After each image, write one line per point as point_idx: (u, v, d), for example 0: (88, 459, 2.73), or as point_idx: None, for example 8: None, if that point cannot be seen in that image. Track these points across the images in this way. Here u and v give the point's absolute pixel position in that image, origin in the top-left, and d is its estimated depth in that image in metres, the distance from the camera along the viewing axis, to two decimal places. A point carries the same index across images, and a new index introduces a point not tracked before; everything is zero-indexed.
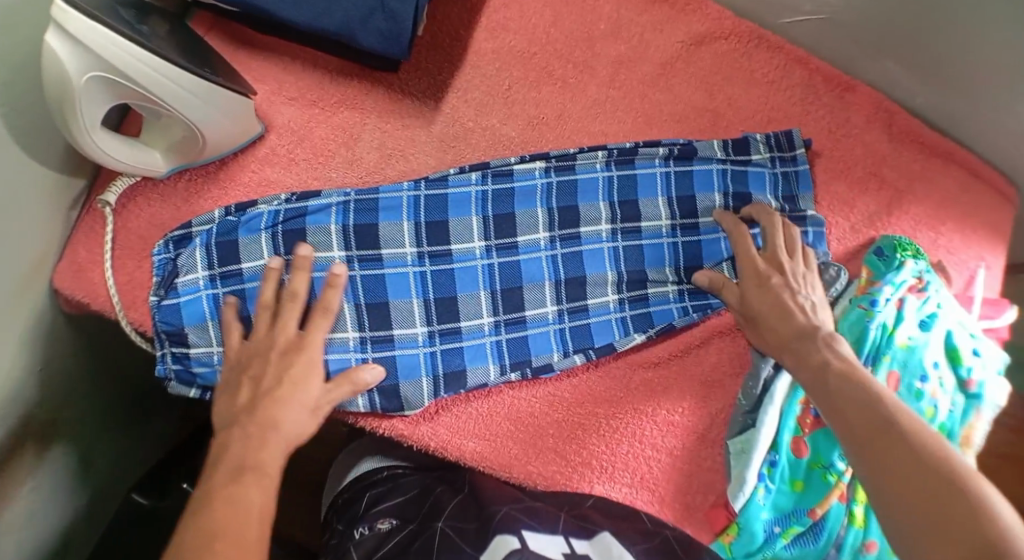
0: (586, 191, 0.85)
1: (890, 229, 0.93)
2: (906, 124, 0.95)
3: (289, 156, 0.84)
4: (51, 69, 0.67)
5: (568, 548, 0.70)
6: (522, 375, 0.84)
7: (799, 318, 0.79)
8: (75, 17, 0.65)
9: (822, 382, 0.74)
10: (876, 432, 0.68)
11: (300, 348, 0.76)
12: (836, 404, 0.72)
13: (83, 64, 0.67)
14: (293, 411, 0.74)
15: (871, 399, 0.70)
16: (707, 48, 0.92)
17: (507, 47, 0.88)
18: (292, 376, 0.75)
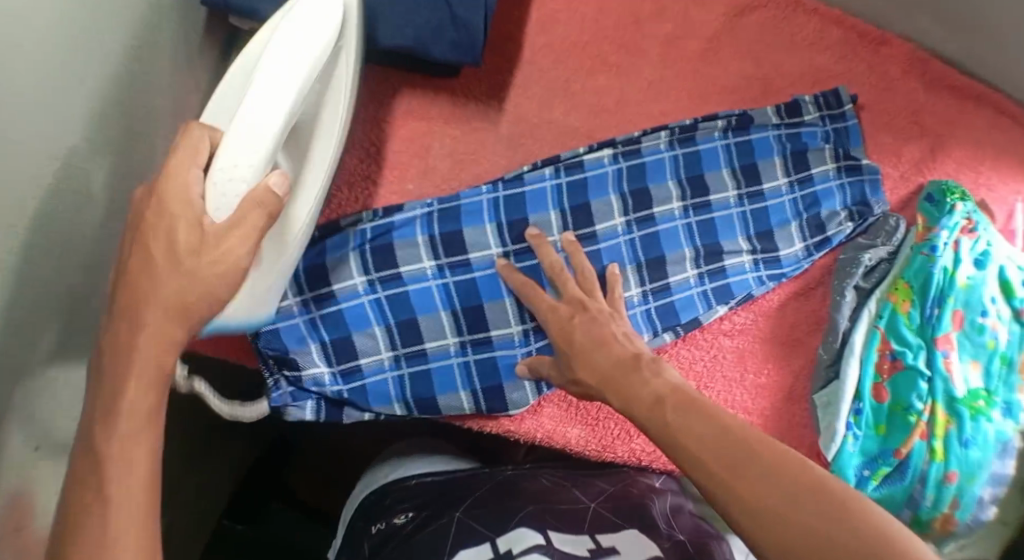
0: (655, 172, 0.88)
1: (936, 173, 0.96)
2: (939, 71, 0.97)
3: (364, 174, 0.85)
4: (286, 39, 0.65)
5: (593, 544, 0.73)
6: (675, 335, 0.87)
7: (614, 342, 0.74)
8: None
9: (659, 418, 0.65)
10: (730, 465, 0.58)
11: (179, 210, 0.58)
12: (680, 443, 0.62)
13: (319, 40, 0.67)
14: (196, 280, 0.57)
15: (715, 431, 0.61)
16: (750, 18, 0.94)
17: (557, 39, 0.91)
18: (172, 237, 0.57)
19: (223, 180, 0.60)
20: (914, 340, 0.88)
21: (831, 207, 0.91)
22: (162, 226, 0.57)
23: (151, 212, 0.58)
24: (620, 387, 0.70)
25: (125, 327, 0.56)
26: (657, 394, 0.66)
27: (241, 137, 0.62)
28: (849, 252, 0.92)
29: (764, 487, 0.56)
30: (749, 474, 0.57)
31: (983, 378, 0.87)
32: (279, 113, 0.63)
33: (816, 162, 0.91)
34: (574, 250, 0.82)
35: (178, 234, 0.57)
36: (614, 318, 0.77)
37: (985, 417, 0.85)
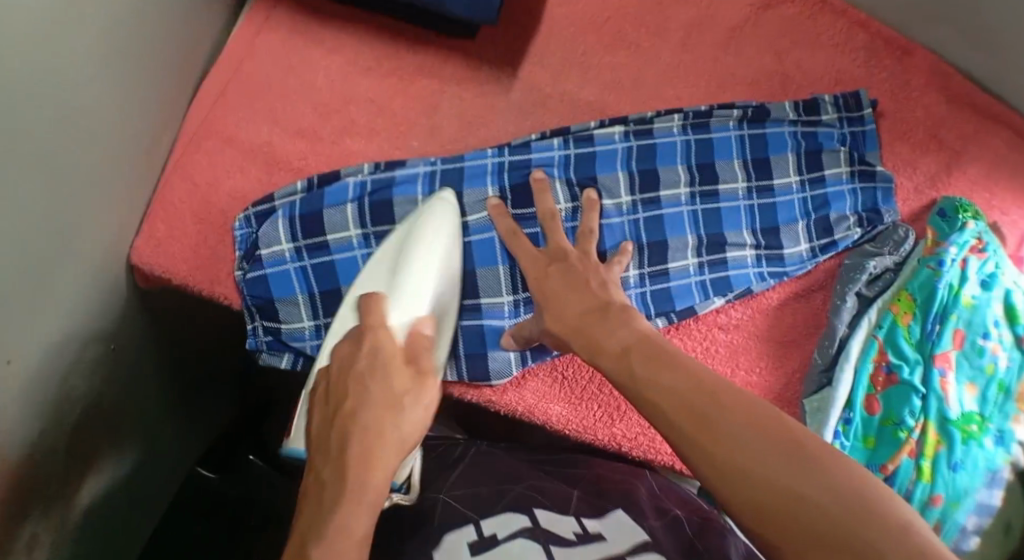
0: (664, 155, 0.86)
1: (950, 190, 0.93)
2: (960, 87, 0.95)
3: (368, 127, 0.86)
4: (430, 228, 0.79)
5: (579, 527, 0.69)
6: (667, 322, 0.86)
7: (591, 292, 0.74)
8: (452, 201, 0.81)
9: (627, 370, 0.65)
10: (694, 416, 0.59)
11: (388, 354, 0.70)
12: (645, 395, 0.63)
13: (450, 236, 0.80)
14: (397, 419, 0.65)
15: (689, 382, 0.61)
16: (773, 12, 0.94)
17: (580, 12, 0.91)
18: (380, 383, 0.67)
19: (398, 322, 0.74)
20: (912, 354, 0.85)
21: (841, 210, 0.89)
22: (378, 375, 0.68)
23: (354, 371, 0.68)
24: (589, 336, 0.71)
25: (343, 452, 0.62)
26: (625, 345, 0.67)
27: (406, 298, 0.75)
28: (855, 257, 0.90)
29: (730, 431, 0.57)
30: (712, 414, 0.59)
31: (979, 402, 0.85)
32: (427, 295, 0.76)
33: (829, 164, 0.90)
34: (591, 209, 0.82)
35: (388, 379, 0.67)
36: (592, 268, 0.77)
37: (977, 443, 0.83)
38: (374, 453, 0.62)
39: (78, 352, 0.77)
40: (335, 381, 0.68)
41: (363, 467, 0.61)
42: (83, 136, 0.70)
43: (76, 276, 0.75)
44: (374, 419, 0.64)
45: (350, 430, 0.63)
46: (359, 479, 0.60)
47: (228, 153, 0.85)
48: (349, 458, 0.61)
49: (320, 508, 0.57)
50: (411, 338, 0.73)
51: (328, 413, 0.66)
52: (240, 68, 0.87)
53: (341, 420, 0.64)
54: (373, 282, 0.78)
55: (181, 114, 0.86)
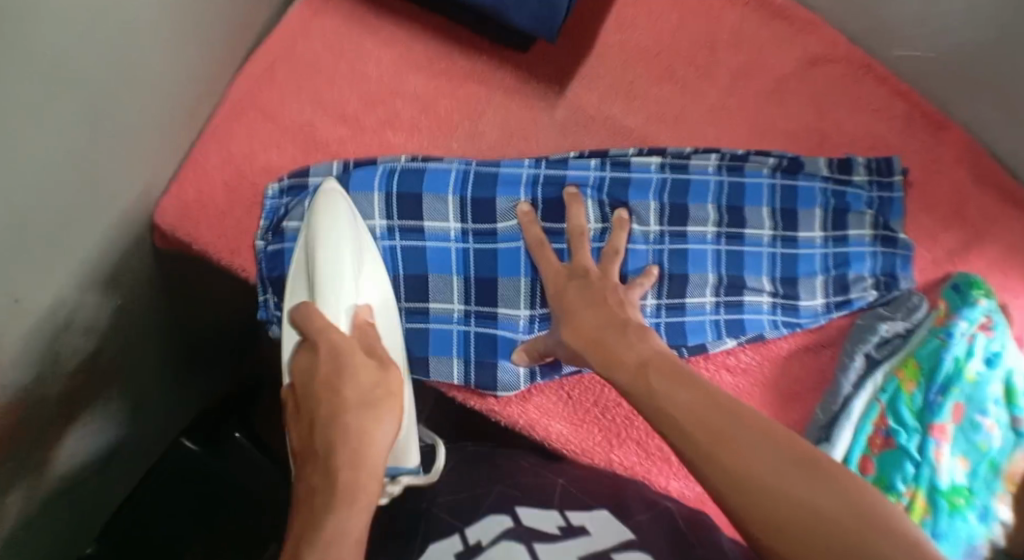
0: (697, 192, 0.87)
1: (966, 266, 0.94)
2: (990, 170, 0.97)
3: (411, 123, 0.87)
4: (325, 214, 0.76)
5: (563, 522, 0.72)
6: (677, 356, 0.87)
7: (613, 312, 0.75)
8: (337, 185, 0.80)
9: (643, 386, 0.66)
10: (714, 433, 0.60)
11: (344, 349, 0.69)
12: (665, 412, 0.63)
13: (348, 215, 0.78)
14: (379, 418, 0.66)
15: (705, 398, 0.63)
16: (820, 70, 0.96)
17: (634, 42, 0.93)
18: (356, 383, 0.67)
19: (340, 320, 0.73)
20: (912, 422, 0.86)
21: (859, 271, 0.91)
22: (345, 370, 0.67)
23: (319, 378, 0.67)
24: (607, 349, 0.71)
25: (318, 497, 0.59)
26: (643, 359, 0.68)
27: (338, 292, 0.74)
28: (868, 318, 0.91)
29: (750, 446, 0.59)
30: (729, 428, 0.60)
31: (969, 476, 0.86)
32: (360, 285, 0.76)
33: (854, 225, 0.91)
34: (620, 230, 0.83)
35: (357, 375, 0.67)
36: (610, 288, 0.78)
37: (962, 517, 0.84)
38: (360, 451, 0.63)
39: (92, 302, 0.77)
40: (301, 393, 0.68)
41: (356, 470, 0.61)
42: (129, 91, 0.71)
43: (99, 228, 0.75)
44: (361, 422, 0.65)
45: (333, 438, 0.63)
46: (348, 478, 0.60)
47: (268, 128, 0.86)
48: (337, 462, 0.61)
49: (314, 511, 0.58)
50: (355, 327, 0.74)
51: (305, 433, 0.66)
52: (293, 48, 0.88)
53: (322, 424, 0.65)
54: (302, 292, 0.76)
55: (228, 84, 0.87)
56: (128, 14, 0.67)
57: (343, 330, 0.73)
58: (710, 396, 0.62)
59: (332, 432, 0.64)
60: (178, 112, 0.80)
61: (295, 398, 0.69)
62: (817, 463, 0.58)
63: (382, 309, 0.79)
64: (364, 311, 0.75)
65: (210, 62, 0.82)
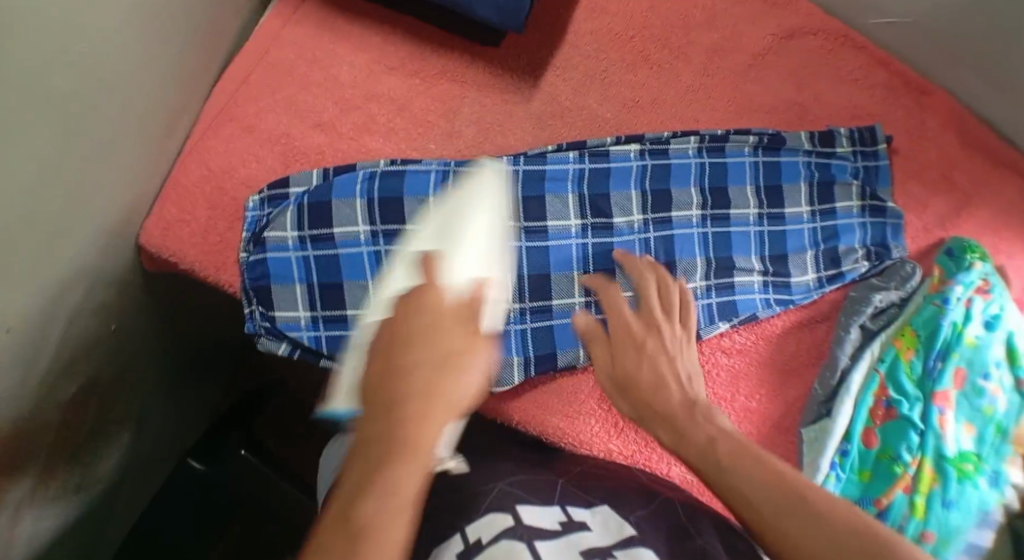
0: (678, 176, 0.87)
1: (959, 230, 0.93)
2: (976, 131, 0.96)
3: (388, 125, 0.87)
4: (478, 199, 0.71)
5: (564, 517, 0.71)
6: None
7: (675, 390, 0.76)
8: (499, 173, 0.75)
9: (709, 456, 0.67)
10: (783, 511, 0.60)
11: (443, 308, 0.59)
12: (733, 489, 0.64)
13: (500, 199, 0.74)
14: (462, 365, 0.57)
15: (766, 475, 0.63)
16: (796, 42, 0.95)
17: (605, 29, 0.92)
18: (439, 339, 0.57)
19: (452, 282, 0.62)
20: (912, 391, 0.86)
21: (850, 243, 0.90)
22: (435, 331, 0.58)
23: (405, 331, 0.57)
24: (668, 419, 0.74)
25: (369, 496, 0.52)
26: (713, 436, 0.69)
27: (455, 259, 0.64)
28: (861, 290, 0.90)
29: (812, 504, 0.60)
30: (783, 503, 0.60)
31: (975, 442, 0.85)
32: (480, 258, 0.66)
33: (841, 197, 0.90)
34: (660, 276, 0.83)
35: (444, 334, 0.58)
36: (678, 351, 0.79)
37: (972, 483, 0.83)
38: (428, 413, 0.55)
39: (81, 327, 0.77)
40: (389, 337, 0.58)
41: (420, 425, 0.54)
42: (104, 112, 0.71)
43: (85, 253, 0.75)
44: (428, 378, 0.56)
45: (399, 394, 0.55)
46: (409, 437, 0.54)
47: (246, 141, 0.86)
48: (404, 415, 0.54)
49: (369, 467, 0.53)
50: (463, 298, 0.61)
51: (383, 360, 0.57)
52: (265, 59, 0.88)
53: (391, 371, 0.56)
54: (433, 243, 0.68)
55: (203, 100, 0.87)
56: (99, 34, 0.67)
57: (453, 293, 0.61)
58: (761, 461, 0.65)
59: (403, 402, 0.55)
60: (155, 131, 0.80)
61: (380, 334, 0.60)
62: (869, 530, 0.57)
63: (495, 298, 0.68)
64: (484, 286, 0.64)
65: (184, 79, 0.82)
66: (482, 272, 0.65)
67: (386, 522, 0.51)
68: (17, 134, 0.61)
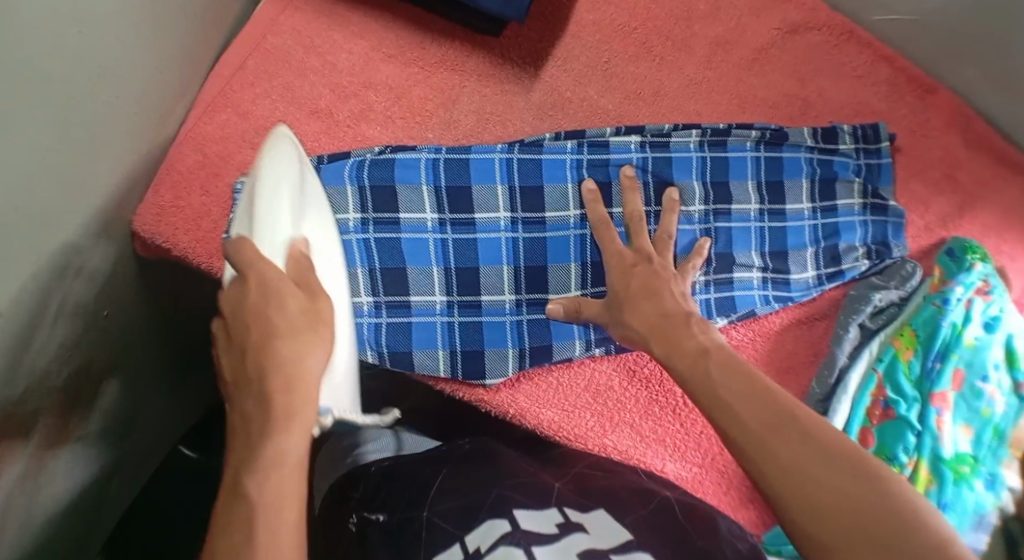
0: (680, 167, 0.86)
1: (961, 231, 0.92)
2: (980, 130, 0.95)
3: (385, 114, 0.86)
4: (270, 166, 0.73)
5: (562, 520, 0.70)
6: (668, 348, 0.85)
7: (669, 301, 0.74)
8: (291, 133, 0.77)
9: (702, 372, 0.67)
10: (772, 426, 0.61)
11: (270, 280, 0.62)
12: (719, 398, 0.64)
13: (296, 163, 0.75)
14: (309, 345, 0.61)
15: (761, 394, 0.63)
16: (800, 38, 0.94)
17: (608, 19, 0.91)
18: (282, 309, 0.61)
19: (274, 256, 0.68)
20: (911, 391, 0.85)
21: (851, 240, 0.89)
22: (274, 298, 0.62)
23: (245, 306, 0.61)
24: (669, 337, 0.71)
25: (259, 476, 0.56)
26: (702, 348, 0.68)
27: (272, 226, 0.69)
28: (860, 288, 0.89)
29: (804, 422, 0.61)
30: (769, 415, 0.62)
31: (973, 444, 0.84)
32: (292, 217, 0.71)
33: (843, 194, 0.90)
34: (672, 210, 0.83)
35: (284, 303, 0.62)
36: (674, 279, 0.77)
37: (968, 485, 0.82)
38: (294, 386, 0.59)
39: (74, 311, 0.76)
40: (230, 318, 0.62)
41: (290, 394, 0.59)
42: (100, 94, 0.70)
43: (80, 237, 0.74)
44: (294, 351, 0.60)
45: (266, 368, 0.59)
46: (286, 406, 0.58)
47: (242, 127, 0.85)
48: (271, 389, 0.59)
49: (251, 444, 0.57)
50: (294, 262, 0.67)
51: (234, 353, 0.62)
52: (262, 43, 0.87)
53: (254, 351, 0.60)
54: (243, 225, 0.72)
55: (199, 84, 0.86)
56: (92, 16, 0.66)
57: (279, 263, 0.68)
58: (750, 380, 0.64)
59: (268, 363, 0.59)
60: (151, 114, 0.79)
61: (225, 325, 0.63)
62: (855, 455, 0.60)
63: (321, 251, 0.75)
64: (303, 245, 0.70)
65: (181, 61, 0.81)
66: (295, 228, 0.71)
67: (274, 485, 0.56)
68: (8, 113, 0.60)
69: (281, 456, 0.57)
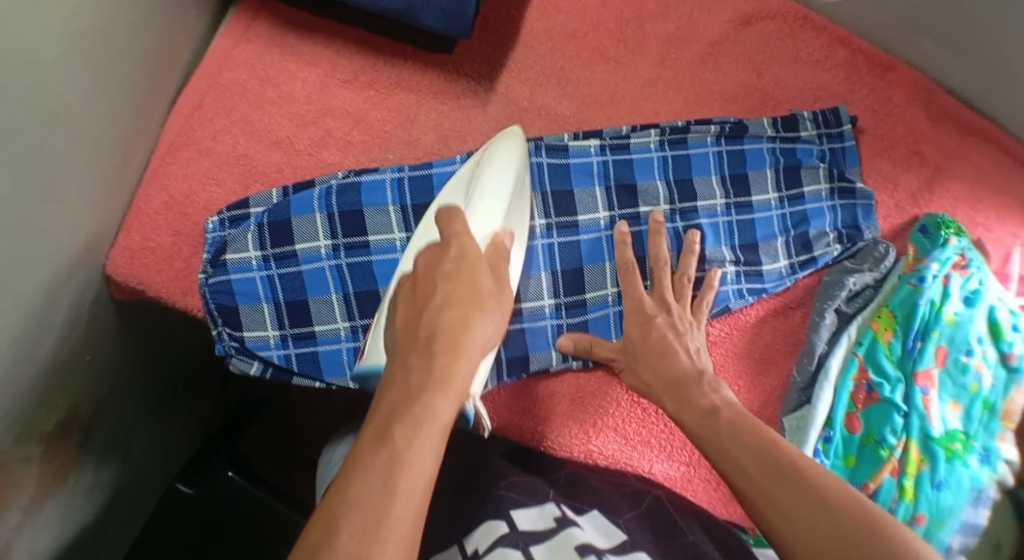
0: (642, 169, 0.86)
1: (933, 207, 0.92)
2: (944, 103, 0.95)
3: (345, 138, 0.87)
4: (498, 154, 0.80)
5: (559, 514, 0.72)
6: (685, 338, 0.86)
7: (681, 359, 0.76)
8: (522, 132, 0.82)
9: (711, 427, 0.69)
10: (775, 472, 0.63)
11: (470, 253, 0.68)
12: (725, 448, 0.67)
13: (520, 160, 0.81)
14: (477, 317, 0.64)
15: (762, 444, 0.65)
16: (754, 28, 0.94)
17: (559, 27, 0.92)
18: (472, 279, 0.66)
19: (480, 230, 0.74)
20: (893, 372, 0.84)
21: (821, 226, 0.89)
22: (464, 271, 0.67)
23: (440, 272, 0.66)
24: (681, 394, 0.74)
25: (408, 415, 0.57)
26: (713, 406, 0.71)
27: (481, 210, 0.75)
28: (834, 273, 0.89)
29: (804, 467, 0.63)
30: (772, 462, 0.64)
31: (963, 420, 0.83)
32: (501, 211, 0.76)
33: (809, 181, 0.90)
34: (690, 254, 0.84)
35: (474, 277, 0.66)
36: (688, 329, 0.80)
37: (960, 462, 0.81)
38: (456, 348, 0.62)
39: (54, 359, 0.76)
40: (422, 279, 0.67)
41: (453, 357, 0.61)
42: (61, 145, 0.71)
43: (53, 285, 0.75)
44: (460, 314, 0.64)
45: (438, 328, 0.63)
46: (445, 369, 0.60)
47: (204, 164, 0.86)
48: (436, 350, 0.61)
49: (404, 395, 0.59)
50: (490, 247, 0.72)
51: (415, 309, 0.65)
52: (218, 79, 0.88)
53: (432, 312, 0.64)
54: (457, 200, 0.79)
55: (159, 125, 0.87)
56: (46, 70, 0.67)
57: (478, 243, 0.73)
58: (753, 431, 0.67)
59: (466, 327, 0.63)
60: (114, 159, 0.80)
61: (413, 286, 0.67)
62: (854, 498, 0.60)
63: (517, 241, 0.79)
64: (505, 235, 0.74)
65: (137, 105, 0.82)
66: (501, 222, 0.76)
67: (419, 447, 0.56)
68: None
69: (426, 409, 0.58)
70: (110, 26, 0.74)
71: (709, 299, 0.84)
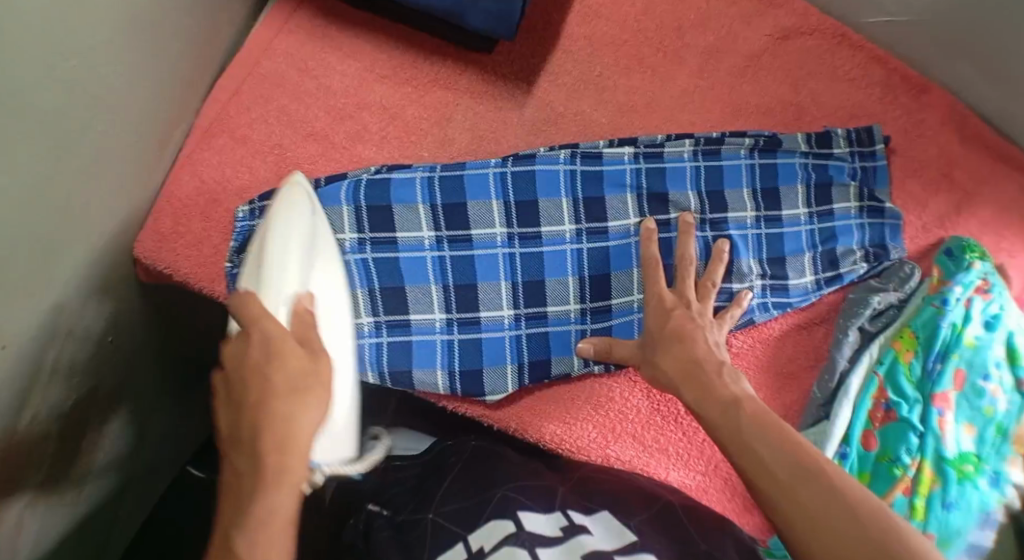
0: (674, 178, 0.87)
1: (959, 230, 0.92)
2: (977, 129, 0.95)
3: (380, 134, 0.87)
4: (282, 226, 0.75)
5: (567, 522, 0.72)
6: (605, 368, 0.85)
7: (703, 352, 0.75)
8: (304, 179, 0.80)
9: (732, 422, 0.68)
10: (797, 472, 0.63)
11: (276, 339, 0.63)
12: (747, 444, 0.66)
13: (309, 216, 0.77)
14: (305, 402, 0.61)
15: (783, 442, 0.65)
16: (793, 43, 0.94)
17: (599, 32, 0.92)
18: (282, 370, 0.61)
19: (278, 311, 0.70)
20: (912, 392, 0.85)
21: (848, 244, 0.90)
22: (274, 358, 0.62)
23: (250, 363, 0.62)
24: (701, 383, 0.73)
25: (249, 527, 0.56)
26: (735, 397, 0.70)
27: (278, 284, 0.72)
28: (860, 292, 0.90)
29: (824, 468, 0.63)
30: (793, 462, 0.64)
31: (976, 442, 0.84)
32: (294, 275, 0.73)
33: (839, 198, 0.90)
34: (719, 260, 0.84)
35: (286, 363, 0.62)
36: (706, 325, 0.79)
37: (972, 484, 0.82)
38: (290, 444, 0.60)
39: (78, 338, 0.76)
40: (233, 373, 0.62)
41: (284, 454, 0.59)
42: (96, 126, 0.71)
43: (83, 265, 0.75)
44: (292, 408, 0.61)
45: (261, 419, 0.60)
46: (277, 465, 0.59)
47: (239, 152, 0.86)
48: (264, 449, 0.59)
49: (240, 501, 0.58)
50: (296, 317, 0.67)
51: (234, 408, 0.62)
52: (257, 67, 0.87)
53: (250, 410, 0.60)
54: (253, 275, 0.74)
55: (194, 111, 0.86)
56: (90, 48, 0.67)
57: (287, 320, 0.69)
58: (773, 429, 0.66)
59: (297, 421, 0.60)
60: (150, 142, 0.80)
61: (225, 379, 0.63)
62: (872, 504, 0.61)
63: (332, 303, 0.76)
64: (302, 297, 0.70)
65: (175, 89, 0.82)
66: (297, 286, 0.72)
67: (263, 538, 0.56)
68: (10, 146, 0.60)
69: (269, 517, 0.57)
70: (153, 9, 0.74)
71: (735, 310, 0.84)
